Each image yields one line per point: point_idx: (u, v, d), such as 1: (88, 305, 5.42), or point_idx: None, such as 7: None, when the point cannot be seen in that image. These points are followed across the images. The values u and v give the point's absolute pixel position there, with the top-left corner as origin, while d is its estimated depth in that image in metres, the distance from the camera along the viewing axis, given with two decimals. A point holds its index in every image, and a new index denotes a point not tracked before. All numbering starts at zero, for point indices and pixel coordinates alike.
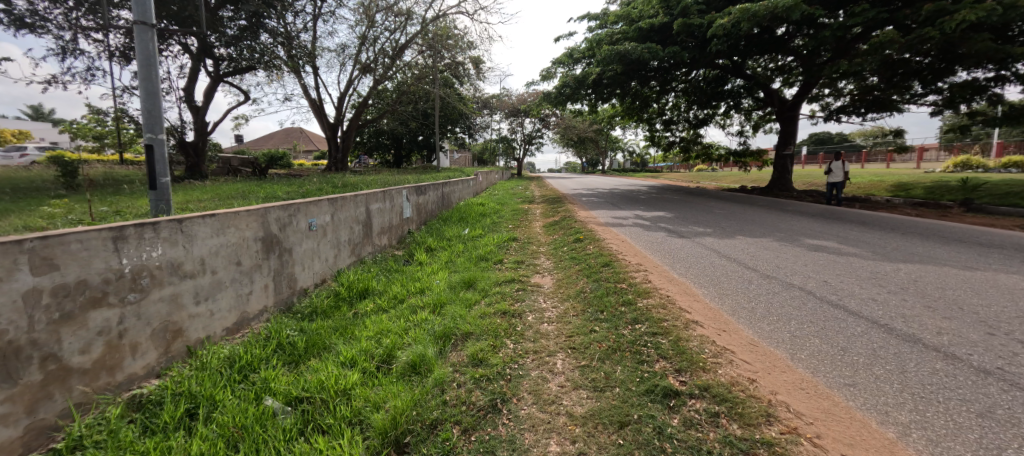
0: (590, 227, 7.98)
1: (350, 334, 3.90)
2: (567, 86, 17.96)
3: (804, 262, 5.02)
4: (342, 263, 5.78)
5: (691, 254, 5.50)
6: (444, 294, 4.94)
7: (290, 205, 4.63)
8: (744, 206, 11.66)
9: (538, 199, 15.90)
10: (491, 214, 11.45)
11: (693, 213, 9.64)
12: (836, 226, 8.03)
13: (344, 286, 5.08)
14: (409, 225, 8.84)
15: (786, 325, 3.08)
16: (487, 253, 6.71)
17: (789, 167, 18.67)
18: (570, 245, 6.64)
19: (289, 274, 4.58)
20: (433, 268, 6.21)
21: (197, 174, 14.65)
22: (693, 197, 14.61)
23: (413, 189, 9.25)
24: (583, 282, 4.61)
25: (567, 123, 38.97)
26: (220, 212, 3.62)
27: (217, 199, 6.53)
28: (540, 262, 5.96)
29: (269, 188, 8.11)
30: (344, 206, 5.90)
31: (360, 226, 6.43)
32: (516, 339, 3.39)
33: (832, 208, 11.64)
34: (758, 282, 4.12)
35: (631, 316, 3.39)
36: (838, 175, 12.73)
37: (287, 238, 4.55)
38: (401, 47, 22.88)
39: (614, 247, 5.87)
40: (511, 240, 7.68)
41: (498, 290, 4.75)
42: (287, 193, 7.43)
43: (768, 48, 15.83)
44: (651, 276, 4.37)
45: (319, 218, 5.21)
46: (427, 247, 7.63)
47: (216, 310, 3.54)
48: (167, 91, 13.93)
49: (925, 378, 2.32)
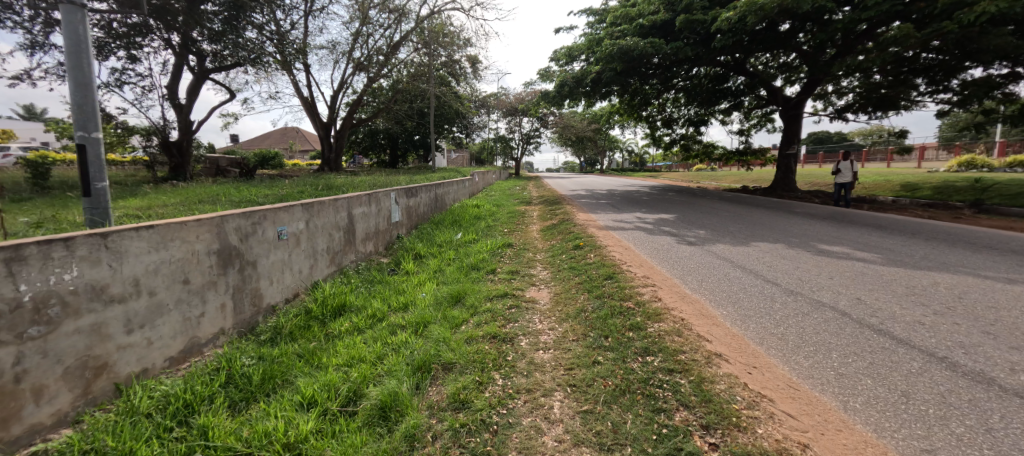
0: (590, 231, 7.49)
1: (317, 363, 3.38)
2: (565, 84, 17.42)
3: (827, 273, 4.53)
4: (320, 274, 5.28)
5: (700, 263, 5.01)
6: (430, 311, 4.42)
7: (255, 212, 4.13)
8: (749, 207, 11.18)
9: (535, 200, 15.35)
10: (486, 217, 10.92)
11: (697, 216, 9.15)
12: (853, 229, 7.54)
13: (319, 300, 4.58)
14: (398, 229, 8.33)
15: (828, 358, 2.58)
16: (479, 262, 6.20)
17: (793, 167, 18.21)
18: (568, 252, 6.15)
19: (253, 290, 4.07)
20: (420, 279, 5.69)
21: (181, 175, 14.12)
22: (696, 198, 14.12)
23: (403, 191, 8.75)
24: (584, 298, 4.11)
25: (566, 122, 38.42)
26: (160, 224, 3.11)
27: (185, 203, 6.01)
28: (536, 272, 5.47)
29: (246, 191, 7.56)
30: (321, 212, 5.39)
31: (341, 232, 5.93)
32: (506, 373, 2.87)
33: (840, 210, 11.18)
34: (783, 300, 3.62)
35: (641, 346, 2.88)
36: (847, 175, 12.24)
37: (250, 248, 4.04)
38: (395, 44, 22.38)
39: (618, 256, 5.37)
40: (506, 246, 7.18)
41: (489, 307, 4.23)
42: (265, 197, 6.90)
43: (772, 45, 15.40)
44: (661, 292, 3.89)
45: (291, 225, 4.70)
46: (415, 254, 7.12)
47: (156, 338, 3.03)
48: (149, 88, 13.38)
49: (1022, 442, 1.81)
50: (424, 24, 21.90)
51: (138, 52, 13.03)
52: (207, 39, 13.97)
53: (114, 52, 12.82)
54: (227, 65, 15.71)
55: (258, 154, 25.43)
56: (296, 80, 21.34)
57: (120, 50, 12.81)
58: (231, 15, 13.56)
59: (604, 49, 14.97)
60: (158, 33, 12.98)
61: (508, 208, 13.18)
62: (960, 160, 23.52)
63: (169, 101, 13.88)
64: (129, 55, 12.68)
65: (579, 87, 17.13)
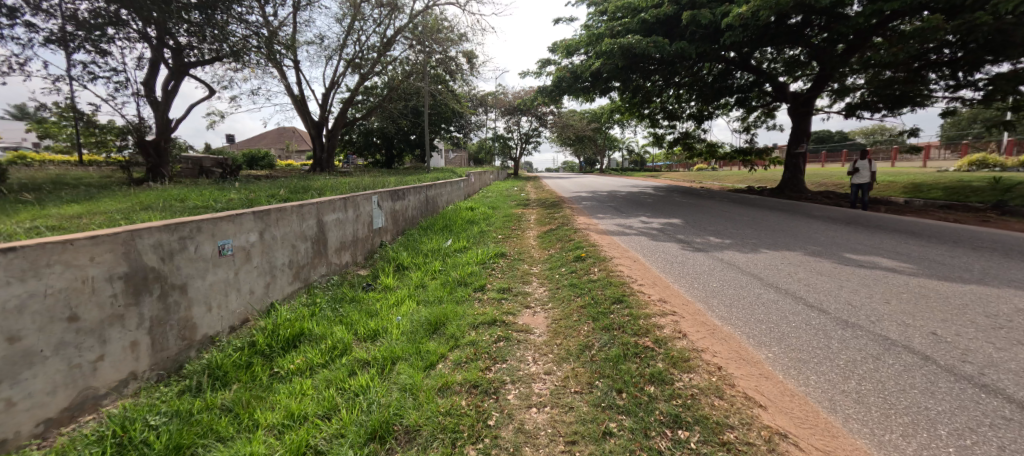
0: (592, 237, 6.74)
1: (246, 424, 2.63)
2: (563, 79, 16.74)
3: (878, 291, 3.76)
4: (280, 294, 4.54)
5: (727, 279, 4.24)
6: (402, 342, 3.66)
7: (184, 224, 3.36)
8: (761, 210, 10.42)
9: (533, 203, 14.59)
10: (479, 221, 10.19)
11: (707, 219, 8.39)
12: (884, 234, 6.80)
13: (270, 328, 3.81)
14: (381, 236, 7.57)
15: (934, 441, 1.83)
16: (466, 275, 5.44)
17: (802, 166, 17.46)
18: (568, 264, 5.40)
19: (181, 320, 3.31)
20: (399, 298, 4.93)
21: (158, 176, 13.38)
22: (703, 199, 13.34)
23: (388, 194, 8.01)
24: (589, 330, 3.34)
25: (565, 122, 37.66)
26: (29, 246, 2.39)
27: (126, 209, 5.21)
28: (531, 289, 4.73)
29: (210, 195, 6.81)
30: (281, 220, 4.61)
31: (310, 243, 5.19)
32: (484, 450, 2.13)
33: (858, 212, 10.44)
34: (841, 336, 2.87)
35: (668, 413, 2.13)
36: (864, 176, 11.47)
37: (177, 269, 3.28)
38: (389, 41, 21.65)
39: (627, 270, 4.61)
40: (499, 256, 6.42)
41: (472, 340, 3.47)
42: (225, 201, 6.12)
43: (781, 40, 14.65)
44: (682, 324, 3.13)
45: (237, 238, 3.93)
46: (396, 266, 6.36)
47: (19, 398, 2.32)
48: (122, 85, 12.60)
49: None
50: (419, 20, 21.16)
51: (109, 46, 12.21)
52: (185, 33, 13.20)
53: (83, 47, 12.00)
54: (209, 59, 14.92)
55: (247, 154, 24.59)
56: (285, 78, 20.61)
57: (90, 45, 12.03)
58: (211, 7, 12.79)
59: (604, 45, 14.26)
60: (131, 26, 12.19)
61: (503, 210, 12.44)
62: (970, 160, 22.83)
63: (145, 99, 13.10)
64: (99, 50, 11.87)
65: (578, 83, 16.41)
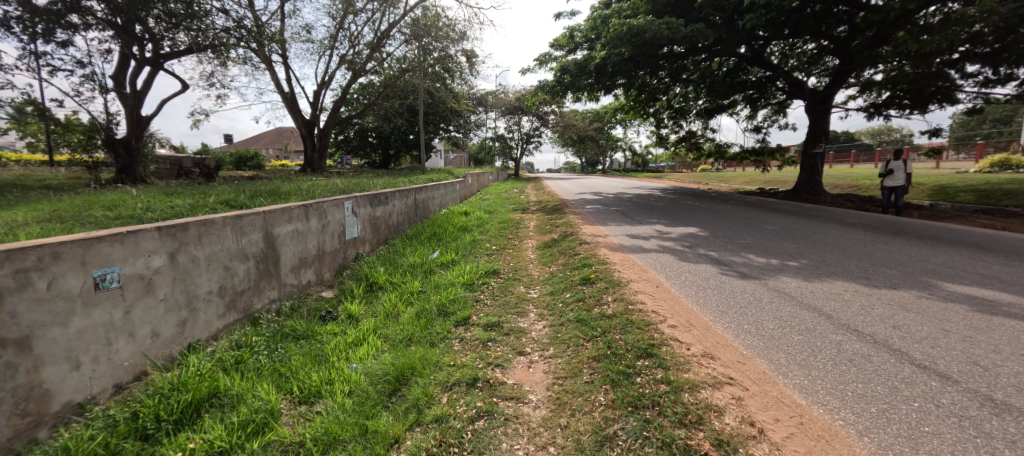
0: (600, 252, 5.74)
1: None
2: (566, 72, 15.70)
3: (1005, 340, 2.75)
4: (203, 333, 3.53)
5: (784, 316, 3.24)
6: (347, 413, 2.61)
7: (25, 250, 2.38)
8: (786, 216, 9.38)
9: (533, 207, 13.54)
10: (473, 228, 9.20)
11: (731, 228, 7.40)
12: (947, 247, 5.77)
13: (168, 389, 2.79)
14: (357, 247, 6.56)
15: None
16: (447, 303, 4.37)
17: (819, 167, 16.43)
18: (573, 289, 4.37)
19: (21, 389, 2.33)
20: (360, 334, 3.89)
21: (127, 177, 12.50)
22: (717, 204, 12.35)
23: (366, 198, 6.97)
24: (604, 402, 2.34)
25: (567, 122, 36.52)
26: None
27: (29, 220, 4.24)
28: (526, 326, 3.68)
29: (153, 200, 5.81)
30: (205, 236, 3.57)
31: (252, 263, 4.16)
32: None
33: (891, 219, 9.42)
34: (1010, 437, 1.84)
35: None
36: (898, 178, 10.45)
37: (12, 318, 2.32)
38: (384, 36, 20.68)
39: (649, 302, 3.57)
40: (490, 275, 5.36)
41: (438, 417, 2.43)
42: (164, 208, 5.14)
43: (801, 32, 13.69)
44: (749, 404, 2.10)
45: (128, 264, 2.92)
46: (369, 286, 5.33)
47: None
48: (88, 77, 11.71)
49: None
50: (415, 13, 20.14)
51: (73, 35, 11.30)
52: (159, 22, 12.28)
53: (45, 35, 11.09)
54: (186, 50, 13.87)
55: (235, 154, 23.50)
56: (274, 74, 19.73)
57: (53, 32, 11.10)
58: None
59: (613, 29, 13.11)
60: (99, 14, 11.28)
61: (500, 215, 11.47)
62: (993, 160, 21.72)
63: (114, 94, 12.17)
64: (61, 40, 10.94)
65: (582, 77, 15.31)
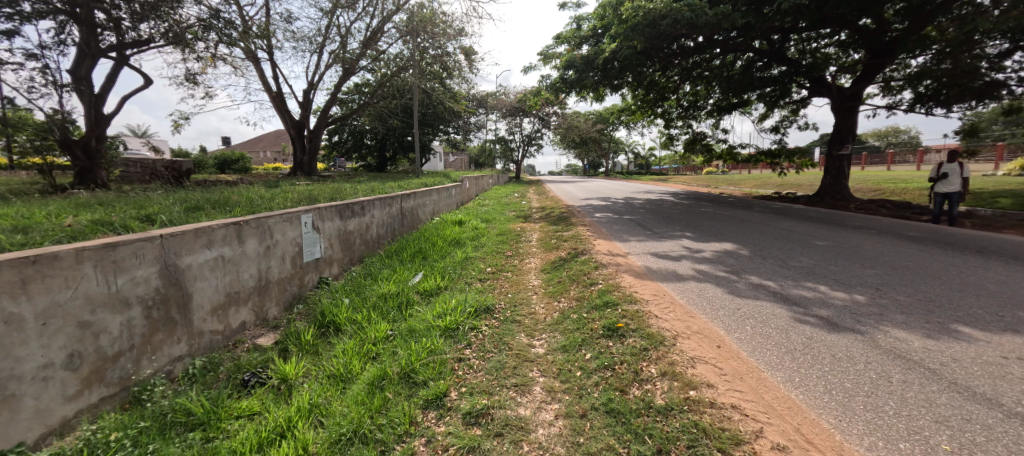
0: (622, 281, 4.50)
1: None
2: (572, 67, 14.47)
3: None
4: (35, 428, 2.35)
5: (957, 423, 1.97)
6: None
7: None
8: (827, 227, 8.11)
9: (536, 214, 12.23)
10: (467, 240, 8.01)
11: (774, 244, 6.16)
12: None
13: None
14: (321, 270, 5.31)
15: None
16: (418, 365, 3.09)
17: (845, 169, 15.14)
18: (597, 346, 3.09)
19: None
20: (284, 419, 2.59)
21: (88, 180, 11.44)
22: (740, 211, 11.07)
23: (334, 209, 5.71)
24: None
25: (570, 123, 35.18)
26: None
27: None
28: (528, 416, 2.40)
29: (60, 211, 4.62)
30: (32, 282, 2.36)
31: (140, 310, 2.91)
32: None
33: (948, 230, 8.14)
34: None
35: None
36: (953, 182, 9.16)
37: None
38: (377, 32, 19.41)
39: (721, 387, 2.33)
40: (482, 315, 4.06)
41: None
42: (52, 225, 3.92)
43: (828, 22, 12.43)
44: None
45: None
46: (325, 329, 4.06)
47: None
48: (41, 70, 10.59)
49: None
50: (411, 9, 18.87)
51: (23, 24, 10.13)
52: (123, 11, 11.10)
53: None
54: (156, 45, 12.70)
55: (220, 155, 22.29)
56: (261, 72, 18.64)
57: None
58: None
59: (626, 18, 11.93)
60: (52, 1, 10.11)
61: (499, 224, 10.26)
62: None
63: (70, 89, 11.00)
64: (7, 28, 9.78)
65: (590, 72, 14.04)
